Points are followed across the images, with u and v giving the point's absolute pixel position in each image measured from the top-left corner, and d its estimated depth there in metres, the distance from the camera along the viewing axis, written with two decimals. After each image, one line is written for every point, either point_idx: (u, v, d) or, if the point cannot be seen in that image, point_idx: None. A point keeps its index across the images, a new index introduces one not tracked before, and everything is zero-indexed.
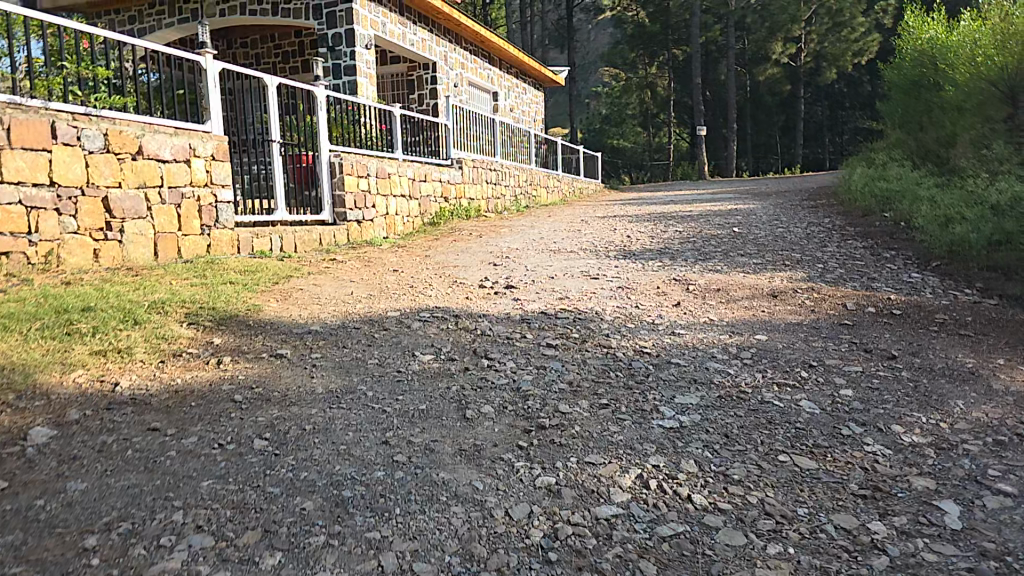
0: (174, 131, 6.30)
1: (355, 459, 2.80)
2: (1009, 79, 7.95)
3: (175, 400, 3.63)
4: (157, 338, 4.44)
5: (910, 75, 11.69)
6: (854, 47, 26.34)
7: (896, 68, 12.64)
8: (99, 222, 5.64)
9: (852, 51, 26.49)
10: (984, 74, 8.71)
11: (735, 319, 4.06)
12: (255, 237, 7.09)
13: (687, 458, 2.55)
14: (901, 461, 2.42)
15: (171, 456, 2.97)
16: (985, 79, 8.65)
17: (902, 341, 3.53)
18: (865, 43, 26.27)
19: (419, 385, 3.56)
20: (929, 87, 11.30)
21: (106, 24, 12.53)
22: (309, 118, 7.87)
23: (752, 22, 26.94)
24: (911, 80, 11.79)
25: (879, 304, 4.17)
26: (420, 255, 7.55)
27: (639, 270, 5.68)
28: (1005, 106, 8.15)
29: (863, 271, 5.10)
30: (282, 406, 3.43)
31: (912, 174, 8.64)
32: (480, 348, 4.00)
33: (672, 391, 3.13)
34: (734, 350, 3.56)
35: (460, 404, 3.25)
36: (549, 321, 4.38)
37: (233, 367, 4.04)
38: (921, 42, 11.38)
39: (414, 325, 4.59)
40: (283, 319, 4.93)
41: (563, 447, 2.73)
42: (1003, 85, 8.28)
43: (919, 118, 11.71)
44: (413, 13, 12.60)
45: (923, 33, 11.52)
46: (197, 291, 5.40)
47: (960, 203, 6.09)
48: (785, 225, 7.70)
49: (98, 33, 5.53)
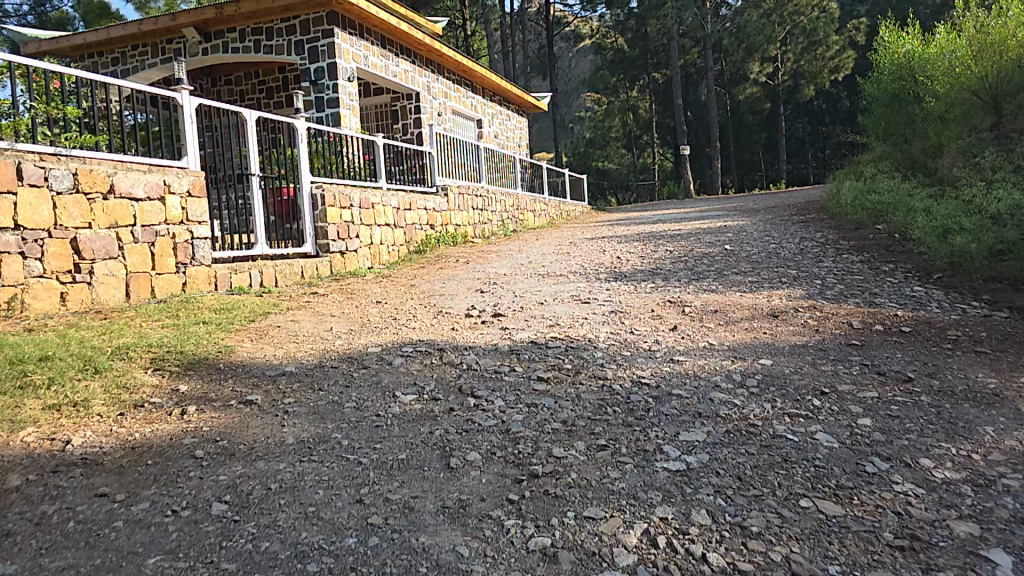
0: (147, 168, 6.08)
1: (324, 523, 2.47)
2: (991, 89, 9.39)
3: (130, 458, 3.28)
4: (119, 388, 4.10)
5: (889, 89, 11.83)
6: (829, 65, 26.92)
7: (873, 82, 12.74)
8: (67, 264, 5.34)
9: (830, 68, 27.02)
10: (966, 83, 9.61)
11: (737, 342, 3.84)
12: (233, 273, 6.80)
13: (697, 508, 2.27)
14: (936, 502, 2.16)
15: (118, 527, 2.62)
16: (968, 88, 9.62)
17: (915, 361, 3.32)
18: (840, 60, 26.75)
19: (399, 430, 3.24)
20: (912, 100, 11.49)
21: (90, 67, 12.49)
22: (289, 150, 7.75)
23: (729, 44, 27.74)
24: (890, 93, 11.94)
25: (885, 322, 3.97)
26: (405, 285, 7.32)
27: (631, 293, 5.48)
28: (989, 114, 9.54)
29: (864, 286, 4.93)
30: (247, 461, 3.10)
31: (898, 186, 8.66)
32: (466, 385, 3.70)
33: (675, 427, 2.86)
34: (738, 378, 3.31)
35: (444, 451, 2.94)
36: (540, 352, 4.11)
37: (198, 419, 3.69)
38: (897, 56, 11.68)
39: (396, 361, 4.30)
40: (257, 360, 4.60)
41: (558, 499, 2.44)
42: (987, 93, 9.45)
43: (899, 132, 11.88)
44: (396, 45, 12.72)
45: (900, 46, 11.77)
46: (166, 332, 5.08)
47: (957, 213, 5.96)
48: (776, 241, 7.59)
49: (71, 73, 5.36)
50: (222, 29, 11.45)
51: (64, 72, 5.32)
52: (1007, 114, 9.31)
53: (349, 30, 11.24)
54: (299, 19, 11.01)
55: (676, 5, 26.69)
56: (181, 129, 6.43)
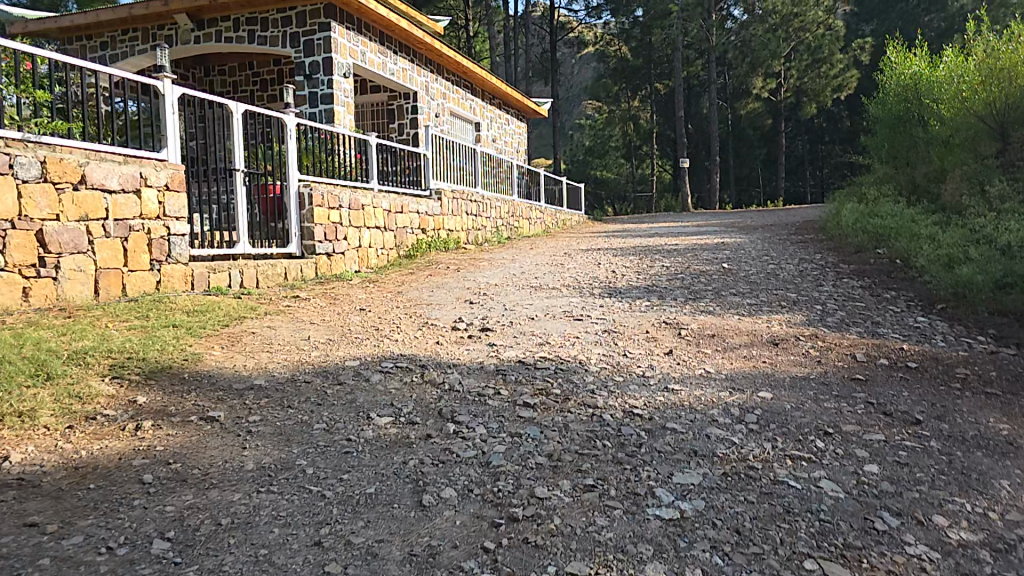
0: (123, 159, 5.75)
1: (276, 571, 2.21)
2: (997, 115, 9.07)
3: (71, 480, 2.98)
4: (70, 397, 3.77)
5: (893, 109, 11.79)
6: (833, 83, 27.11)
7: (877, 103, 12.73)
8: (31, 258, 4.99)
9: (832, 87, 27.29)
10: (973, 108, 9.30)
11: (734, 371, 3.64)
12: (211, 272, 6.47)
13: (691, 567, 2.05)
14: (953, 569, 1.96)
15: (42, 566, 2.32)
16: (974, 113, 9.32)
17: (923, 401, 3.13)
18: (843, 78, 26.98)
19: (370, 458, 2.98)
20: (916, 122, 11.52)
21: (78, 50, 12.08)
22: (277, 146, 7.44)
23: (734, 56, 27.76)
24: (893, 115, 11.92)
25: (890, 356, 3.79)
26: (392, 291, 7.05)
27: (625, 311, 5.27)
28: (995, 141, 9.22)
29: (866, 314, 4.78)
30: (199, 490, 2.81)
31: (905, 211, 8.51)
32: (446, 409, 3.44)
33: (669, 467, 2.64)
34: (736, 412, 3.10)
35: (417, 485, 2.69)
36: (527, 373, 3.86)
37: (152, 436, 3.39)
38: (903, 77, 11.67)
39: (374, 378, 4.04)
40: (225, 371, 4.31)
41: (538, 550, 2.20)
42: (994, 119, 9.14)
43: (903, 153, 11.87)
44: (395, 42, 12.47)
45: (905, 68, 11.80)
46: (132, 336, 4.74)
47: (963, 241, 5.86)
48: (775, 261, 7.46)
49: (43, 54, 5.05)
50: (215, 17, 11.14)
51: (35, 54, 5.02)
52: (1015, 142, 9.08)
53: (346, 25, 10.96)
54: (294, 11, 10.72)
55: (681, 16, 26.72)
56: (162, 119, 6.12)
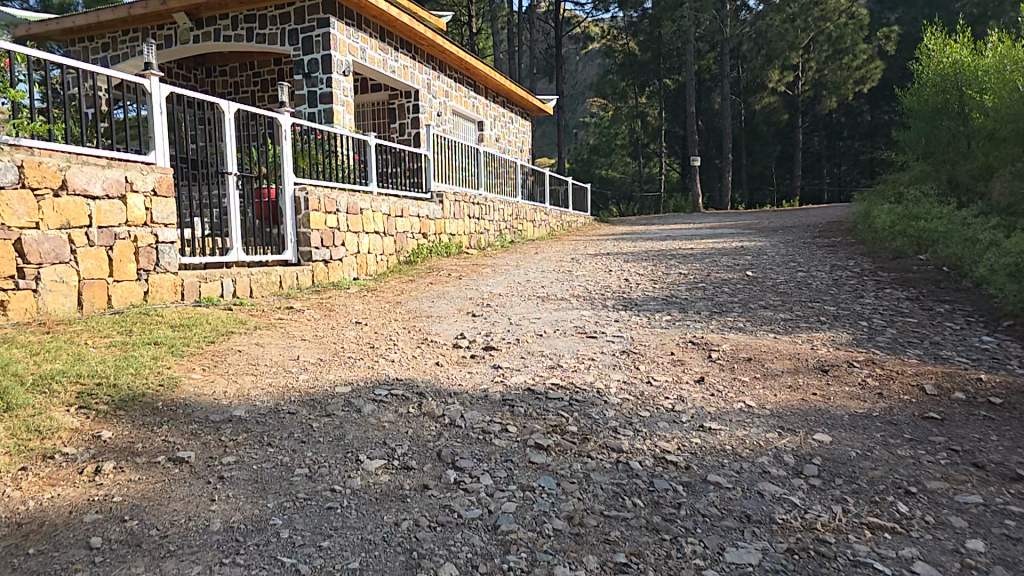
0: (107, 161, 5.31)
1: None
2: None
3: (9, 542, 2.52)
4: (28, 431, 3.32)
5: (930, 101, 11.19)
6: (855, 75, 26.40)
7: (913, 95, 12.05)
8: (8, 269, 4.57)
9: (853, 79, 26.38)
10: None
11: (782, 406, 3.13)
12: (202, 282, 6.06)
13: None
14: None
15: None
16: None
17: (1018, 449, 2.63)
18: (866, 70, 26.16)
19: (357, 517, 2.51)
20: (956, 114, 10.85)
21: (79, 52, 11.79)
22: (270, 147, 6.98)
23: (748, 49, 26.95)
24: (930, 107, 11.30)
25: (968, 388, 3.26)
26: (390, 302, 6.61)
27: (646, 328, 4.77)
28: None
29: (921, 333, 4.26)
30: (152, 559, 2.34)
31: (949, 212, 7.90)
32: (447, 452, 2.96)
33: (718, 538, 2.15)
34: (792, 461, 2.61)
35: (411, 558, 2.22)
36: (539, 406, 3.37)
37: (111, 483, 2.94)
38: (942, 67, 11.03)
39: (365, 409, 3.58)
40: (204, 399, 3.86)
41: None
42: None
43: (941, 148, 11.17)
44: (395, 38, 12.00)
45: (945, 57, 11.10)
46: (110, 357, 4.30)
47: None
48: (803, 268, 6.92)
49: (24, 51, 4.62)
50: (214, 15, 10.74)
51: (14, 52, 4.59)
52: None
53: (345, 20, 10.50)
54: (293, 7, 10.27)
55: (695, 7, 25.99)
56: (149, 119, 5.67)
